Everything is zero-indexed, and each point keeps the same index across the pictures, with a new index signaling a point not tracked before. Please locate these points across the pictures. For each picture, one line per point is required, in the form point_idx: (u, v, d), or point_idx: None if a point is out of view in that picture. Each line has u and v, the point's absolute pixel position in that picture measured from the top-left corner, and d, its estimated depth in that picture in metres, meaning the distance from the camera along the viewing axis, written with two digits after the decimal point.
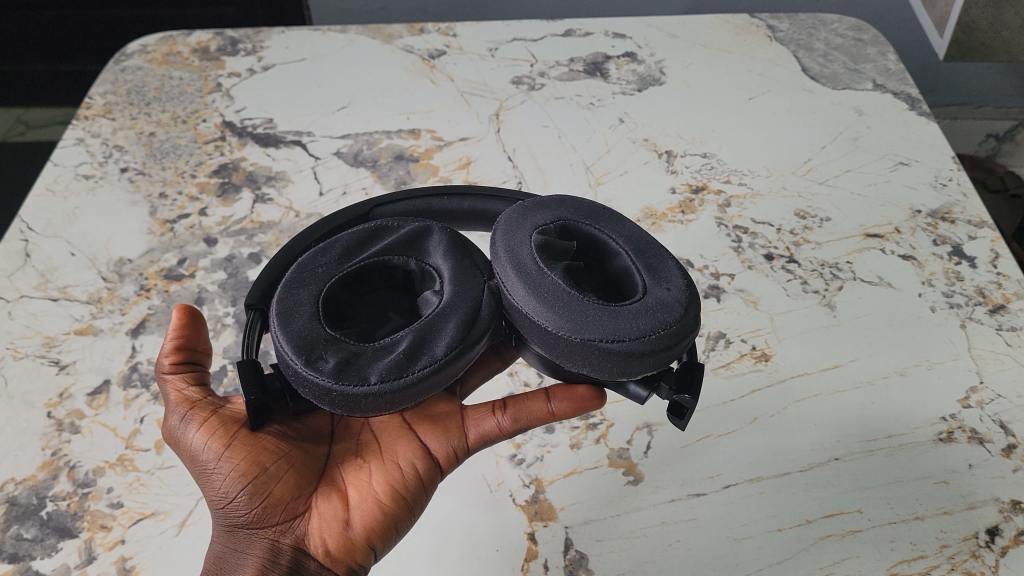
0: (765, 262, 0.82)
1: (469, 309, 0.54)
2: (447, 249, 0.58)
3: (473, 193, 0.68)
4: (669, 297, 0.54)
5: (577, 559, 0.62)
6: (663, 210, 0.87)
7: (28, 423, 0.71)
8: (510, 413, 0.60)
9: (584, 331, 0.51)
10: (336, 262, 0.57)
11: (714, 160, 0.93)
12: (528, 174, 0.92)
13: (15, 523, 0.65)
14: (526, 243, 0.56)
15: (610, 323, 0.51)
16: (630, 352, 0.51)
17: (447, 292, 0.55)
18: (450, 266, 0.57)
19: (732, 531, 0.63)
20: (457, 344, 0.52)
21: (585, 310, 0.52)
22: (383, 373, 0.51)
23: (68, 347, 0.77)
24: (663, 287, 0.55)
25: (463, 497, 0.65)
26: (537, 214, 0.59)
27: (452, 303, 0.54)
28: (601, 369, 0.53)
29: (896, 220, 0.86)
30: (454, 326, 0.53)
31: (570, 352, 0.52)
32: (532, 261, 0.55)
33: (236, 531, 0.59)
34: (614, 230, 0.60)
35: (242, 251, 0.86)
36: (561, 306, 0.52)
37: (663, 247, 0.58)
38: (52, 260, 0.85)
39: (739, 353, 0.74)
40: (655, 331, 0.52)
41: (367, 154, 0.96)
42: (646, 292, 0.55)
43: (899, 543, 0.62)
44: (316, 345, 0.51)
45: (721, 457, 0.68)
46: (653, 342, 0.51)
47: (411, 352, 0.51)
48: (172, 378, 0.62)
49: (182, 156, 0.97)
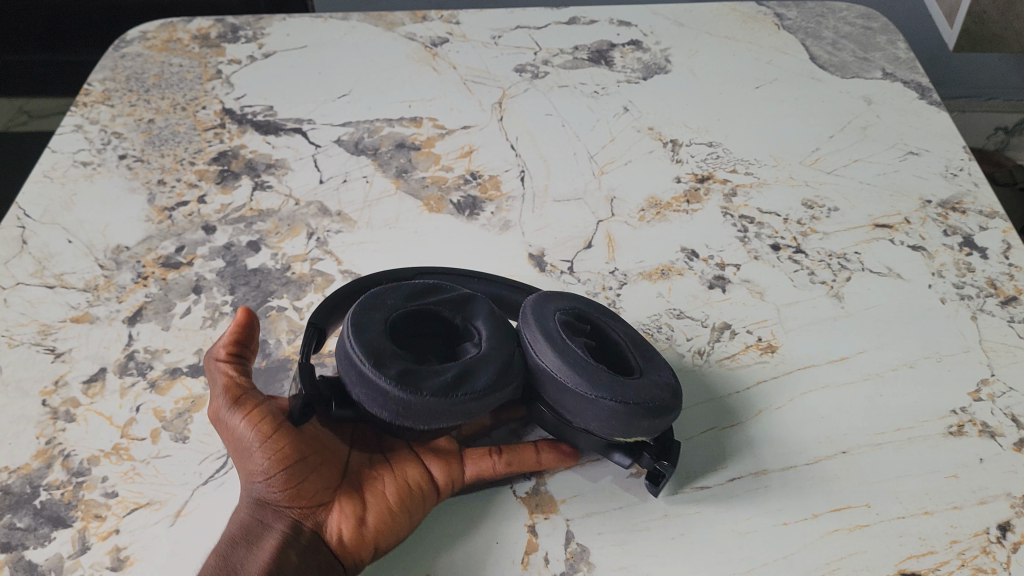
0: (771, 252, 0.81)
1: (508, 354, 0.58)
2: (492, 317, 0.61)
3: (498, 280, 0.71)
4: (664, 380, 0.60)
5: (579, 552, 0.61)
6: (668, 199, 0.87)
7: (23, 411, 0.70)
8: (506, 456, 0.63)
9: (600, 391, 0.57)
10: (403, 300, 0.60)
11: (720, 149, 0.92)
12: (531, 163, 0.91)
13: (8, 511, 0.64)
14: (552, 317, 0.61)
15: (621, 386, 0.57)
16: (635, 415, 0.57)
17: (485, 344, 0.58)
18: (494, 315, 0.61)
19: (737, 525, 0.62)
20: (498, 378, 0.56)
21: (604, 374, 0.58)
22: (433, 389, 0.54)
23: (64, 334, 0.76)
24: (657, 372, 0.61)
25: (463, 490, 0.64)
26: (558, 297, 0.64)
27: (491, 352, 0.58)
28: (600, 425, 0.58)
29: (906, 210, 0.84)
30: (492, 370, 0.56)
31: (580, 406, 0.58)
32: (559, 330, 0.60)
33: (265, 506, 0.59)
34: (619, 325, 0.64)
35: (241, 239, 0.85)
36: (585, 366, 0.58)
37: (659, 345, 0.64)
38: (50, 247, 0.84)
39: (744, 345, 0.73)
40: (655, 401, 0.57)
41: (369, 142, 0.95)
42: (643, 372, 0.60)
43: (908, 538, 0.61)
44: (383, 358, 0.55)
45: (726, 450, 0.67)
46: (652, 409, 0.57)
47: (456, 379, 0.55)
48: (226, 365, 0.64)
49: (182, 143, 0.96)
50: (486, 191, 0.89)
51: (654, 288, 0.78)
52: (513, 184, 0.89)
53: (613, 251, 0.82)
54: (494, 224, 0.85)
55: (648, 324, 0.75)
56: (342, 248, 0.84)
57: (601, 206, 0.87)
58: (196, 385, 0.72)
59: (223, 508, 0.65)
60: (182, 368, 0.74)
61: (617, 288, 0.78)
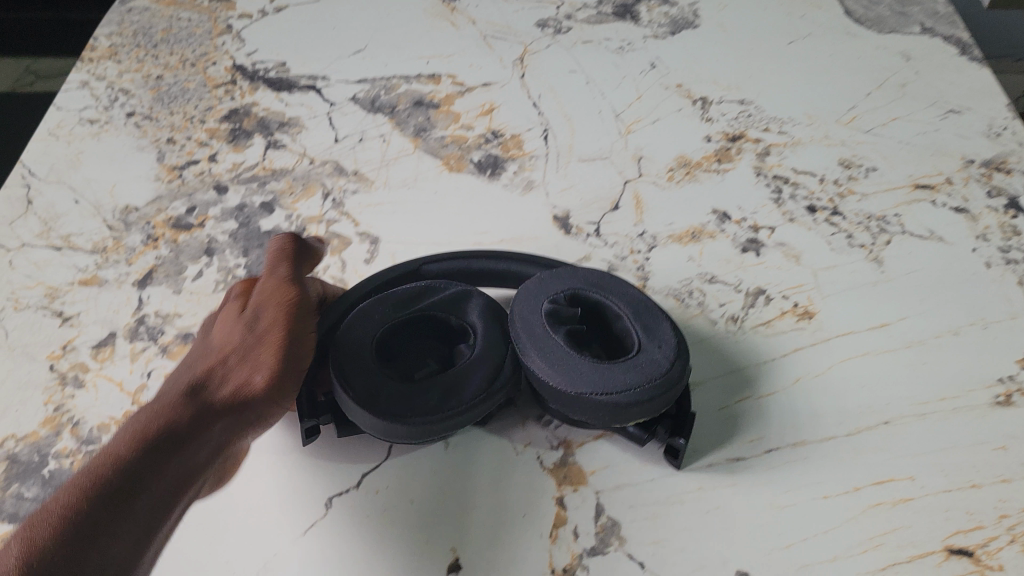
0: (807, 215, 0.77)
1: (494, 364, 0.58)
2: (484, 313, 0.61)
3: (514, 255, 0.68)
4: (660, 355, 0.57)
5: (610, 526, 0.58)
6: (698, 159, 0.83)
7: (30, 376, 0.68)
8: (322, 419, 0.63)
9: (579, 387, 0.55)
10: (386, 311, 0.61)
11: (752, 107, 0.88)
12: (554, 122, 0.88)
13: (16, 481, 0.62)
14: (537, 310, 0.60)
15: (600, 380, 0.56)
16: (619, 403, 0.55)
17: (477, 344, 0.59)
18: (483, 322, 0.60)
19: (775, 499, 0.59)
20: (482, 392, 0.57)
21: (582, 370, 0.56)
22: (415, 408, 0.56)
23: (72, 298, 0.74)
24: (656, 344, 0.58)
25: (489, 461, 0.62)
26: (550, 282, 0.62)
27: (480, 354, 0.59)
28: (596, 418, 0.57)
29: (947, 170, 0.81)
30: (476, 377, 0.57)
31: (569, 405, 0.57)
32: (541, 328, 0.58)
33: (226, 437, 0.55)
34: (619, 296, 0.62)
35: (254, 200, 0.82)
36: (562, 368, 0.56)
37: (660, 309, 0.61)
38: (55, 207, 0.82)
39: (780, 311, 0.70)
40: (641, 386, 0.55)
41: (385, 100, 0.92)
42: (640, 349, 0.58)
43: (954, 513, 0.58)
44: (361, 377, 0.57)
45: (764, 418, 0.64)
46: (638, 397, 0.55)
47: (440, 392, 0.56)
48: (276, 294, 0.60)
49: (191, 100, 0.92)
50: (508, 150, 0.85)
51: (685, 251, 0.75)
52: (535, 143, 0.86)
53: (641, 213, 0.79)
54: (516, 184, 0.82)
55: (678, 288, 0.72)
56: (359, 209, 0.81)
57: (628, 166, 0.83)
58: None
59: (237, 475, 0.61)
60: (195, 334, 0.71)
61: (646, 251, 0.75)
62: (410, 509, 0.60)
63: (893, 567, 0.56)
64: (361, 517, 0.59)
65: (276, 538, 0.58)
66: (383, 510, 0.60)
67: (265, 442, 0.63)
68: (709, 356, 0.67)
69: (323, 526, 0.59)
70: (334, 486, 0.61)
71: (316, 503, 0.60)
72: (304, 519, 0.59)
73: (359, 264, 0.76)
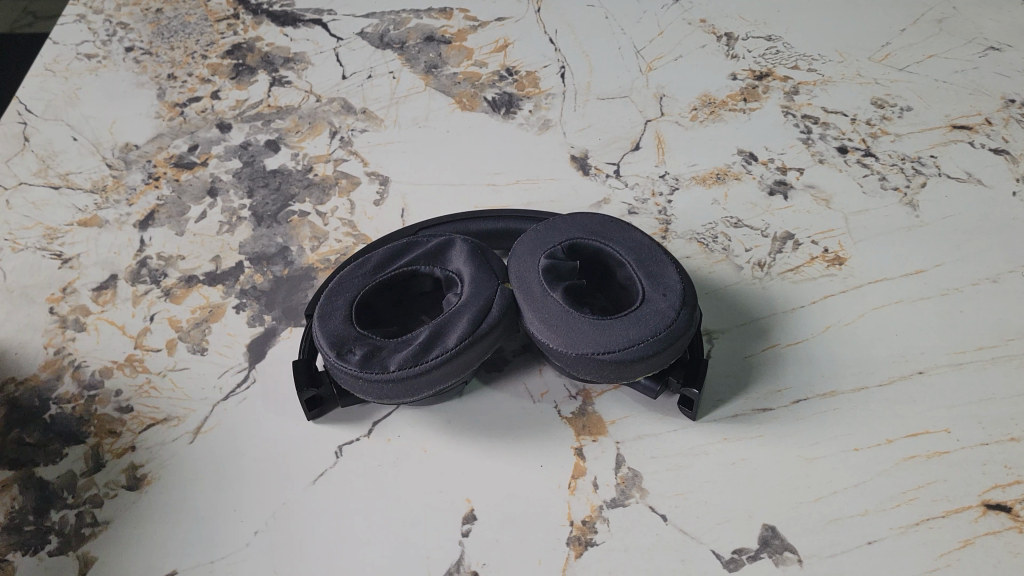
0: (837, 156, 0.74)
1: (483, 307, 0.55)
2: (472, 257, 0.58)
3: (508, 216, 0.66)
4: (663, 304, 0.54)
5: (630, 477, 0.56)
6: (722, 98, 0.79)
7: (29, 320, 0.67)
8: None
9: (578, 346, 0.53)
10: (371, 270, 0.58)
11: (780, 43, 0.84)
12: (571, 58, 0.84)
13: (16, 426, 0.61)
14: (534, 267, 0.57)
15: (600, 335, 0.53)
16: (621, 360, 0.52)
17: (465, 291, 0.56)
18: (471, 269, 0.57)
19: (803, 451, 0.56)
20: (468, 336, 0.54)
21: (579, 326, 0.54)
22: (400, 362, 0.53)
23: (72, 239, 0.72)
24: (661, 293, 0.55)
25: (504, 410, 0.60)
26: (545, 235, 0.59)
27: (466, 300, 0.56)
28: (601, 376, 0.54)
29: (986, 110, 0.77)
30: (463, 325, 0.54)
31: (571, 364, 0.54)
32: (536, 286, 0.56)
33: None
34: (619, 242, 0.58)
35: (258, 138, 0.79)
36: (559, 325, 0.54)
37: (664, 253, 0.58)
38: (53, 144, 0.80)
39: (809, 256, 0.67)
40: (644, 340, 0.52)
41: (395, 35, 0.88)
42: (643, 299, 0.55)
43: (991, 467, 0.55)
44: (346, 340, 0.54)
45: (791, 367, 0.61)
46: (641, 351, 0.52)
47: (426, 343, 0.53)
48: None
49: (192, 34, 0.89)
50: (523, 88, 0.82)
51: (708, 194, 0.72)
52: (552, 80, 0.82)
53: (662, 153, 0.75)
54: (532, 123, 0.79)
55: (702, 232, 0.69)
56: (368, 149, 0.78)
57: (650, 104, 0.79)
58: (214, 294, 0.68)
59: (244, 423, 0.60)
60: (199, 276, 0.69)
61: (668, 193, 0.72)
62: (424, 458, 0.57)
63: (927, 521, 0.53)
64: (373, 465, 0.57)
65: (285, 487, 0.57)
66: (395, 458, 0.57)
67: (272, 389, 0.61)
68: (735, 304, 0.64)
69: (333, 474, 0.57)
70: (344, 434, 0.59)
71: (326, 452, 0.58)
72: (313, 467, 0.57)
73: (368, 205, 0.73)
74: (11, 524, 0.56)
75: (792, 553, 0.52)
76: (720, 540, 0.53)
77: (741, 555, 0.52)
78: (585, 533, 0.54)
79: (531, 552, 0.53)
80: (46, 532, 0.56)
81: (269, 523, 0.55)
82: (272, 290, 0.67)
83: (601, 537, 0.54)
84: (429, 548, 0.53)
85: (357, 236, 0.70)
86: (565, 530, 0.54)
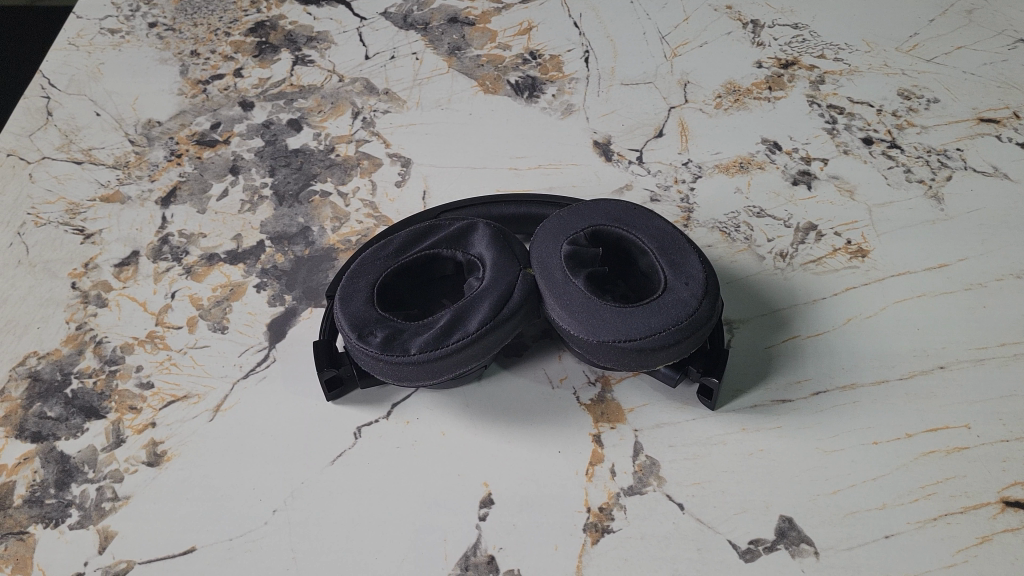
0: (862, 147, 0.73)
1: (505, 292, 0.55)
2: (494, 242, 0.58)
3: (530, 201, 0.65)
4: (685, 294, 0.54)
5: (648, 465, 0.56)
6: (748, 86, 0.79)
7: (50, 294, 0.67)
8: None
9: (600, 333, 0.53)
10: (394, 253, 0.58)
11: (807, 31, 0.83)
12: (595, 43, 0.84)
13: (38, 400, 0.61)
14: (556, 253, 0.57)
15: (621, 323, 0.53)
16: (642, 348, 0.52)
17: (486, 275, 0.56)
18: (493, 254, 0.57)
19: (822, 443, 0.56)
20: (490, 320, 0.54)
21: (601, 313, 0.53)
22: (422, 345, 0.53)
23: (94, 215, 0.73)
24: (683, 282, 0.55)
25: (522, 394, 0.60)
26: (568, 220, 0.59)
27: (488, 285, 0.56)
28: (622, 364, 0.54)
29: (1015, 104, 0.76)
30: (485, 309, 0.54)
31: (593, 351, 0.54)
32: (558, 272, 0.56)
33: None
34: (642, 229, 0.58)
35: (281, 117, 0.79)
36: (580, 311, 0.54)
37: (688, 243, 0.57)
38: (76, 119, 0.81)
39: (832, 248, 0.67)
40: (666, 328, 0.52)
41: (418, 16, 0.87)
42: (665, 287, 0.55)
43: (1011, 464, 0.55)
44: (367, 322, 0.54)
45: (812, 358, 0.61)
46: (661, 339, 0.52)
47: (447, 326, 0.53)
48: None
49: (216, 12, 0.89)
50: (546, 72, 0.81)
51: (731, 183, 0.71)
52: (576, 65, 0.82)
53: (686, 141, 0.75)
54: (555, 107, 0.78)
55: (724, 221, 0.69)
56: (390, 130, 0.78)
57: (673, 91, 0.79)
58: (235, 273, 0.68)
59: (263, 403, 0.60)
60: (220, 255, 0.69)
61: (690, 181, 0.72)
62: (442, 441, 0.58)
63: (944, 517, 0.53)
64: (391, 447, 0.57)
65: (303, 467, 0.57)
66: (414, 441, 0.58)
67: (292, 369, 0.62)
68: (756, 295, 0.64)
69: (352, 456, 0.57)
70: (363, 415, 0.59)
71: (344, 433, 0.58)
72: (332, 447, 0.58)
73: (390, 187, 0.73)
74: (33, 496, 0.57)
75: (809, 545, 0.52)
76: (737, 531, 0.53)
77: (758, 546, 0.52)
78: (602, 520, 0.54)
79: (547, 537, 0.53)
80: (67, 506, 0.56)
81: (287, 502, 0.55)
82: (293, 270, 0.67)
83: (618, 524, 0.54)
84: (446, 531, 0.54)
85: (379, 218, 0.70)
86: (582, 517, 0.54)
